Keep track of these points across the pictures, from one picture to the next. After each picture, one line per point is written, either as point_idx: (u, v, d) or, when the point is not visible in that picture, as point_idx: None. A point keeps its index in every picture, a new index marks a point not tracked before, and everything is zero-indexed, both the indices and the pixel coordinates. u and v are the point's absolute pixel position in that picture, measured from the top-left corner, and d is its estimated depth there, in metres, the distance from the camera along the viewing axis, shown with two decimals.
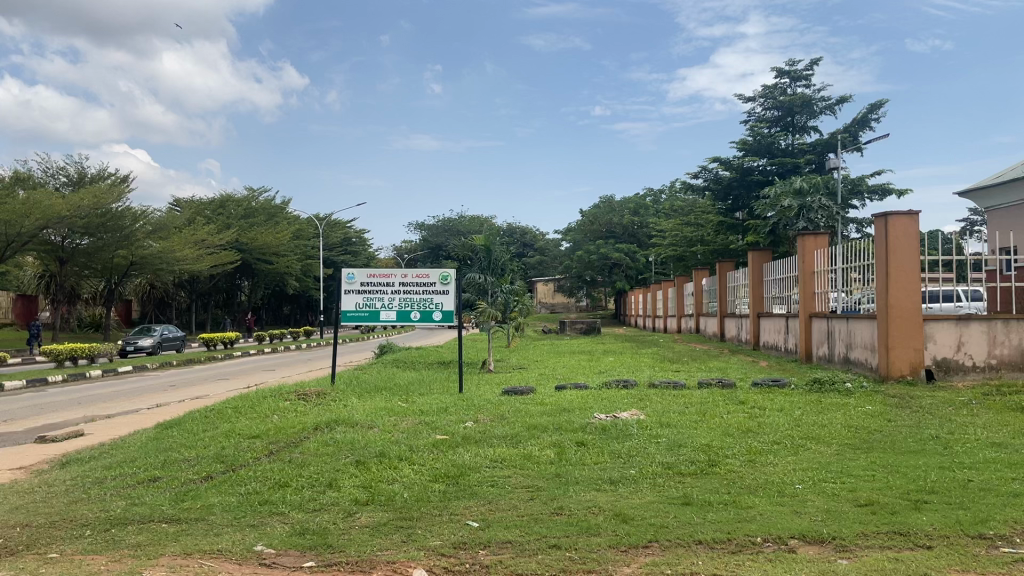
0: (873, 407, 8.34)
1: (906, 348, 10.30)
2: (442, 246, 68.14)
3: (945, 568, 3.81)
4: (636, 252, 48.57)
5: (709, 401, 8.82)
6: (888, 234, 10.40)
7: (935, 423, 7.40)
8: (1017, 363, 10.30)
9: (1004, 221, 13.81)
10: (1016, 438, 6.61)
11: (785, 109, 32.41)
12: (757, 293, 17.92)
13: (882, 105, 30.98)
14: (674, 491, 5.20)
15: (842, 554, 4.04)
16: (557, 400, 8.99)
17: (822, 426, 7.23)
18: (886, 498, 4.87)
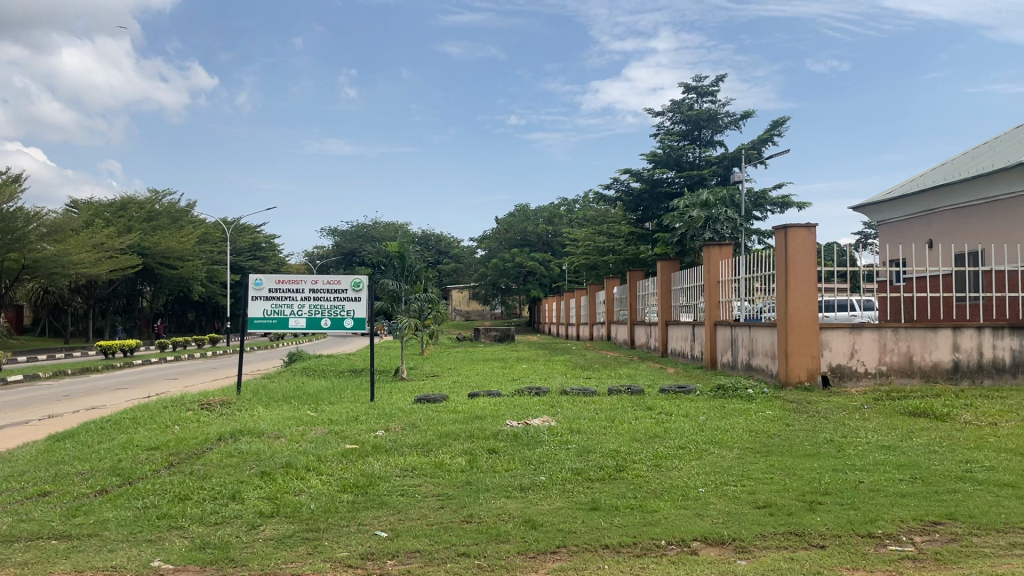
0: (772, 412, 8.65)
1: (804, 356, 10.74)
2: (355, 252, 67.31)
3: (837, 567, 3.99)
4: (550, 261, 49.09)
5: (618, 408, 8.99)
6: (788, 245, 10.83)
7: (830, 427, 7.75)
8: (906, 370, 10.84)
9: (895, 235, 14.58)
10: (905, 440, 6.98)
11: (692, 123, 33.43)
12: (666, 301, 18.39)
13: (784, 122, 32.28)
14: (583, 496, 5.27)
15: (741, 555, 4.19)
16: (470, 408, 9.00)
17: (724, 431, 7.47)
18: (783, 500, 5.06)
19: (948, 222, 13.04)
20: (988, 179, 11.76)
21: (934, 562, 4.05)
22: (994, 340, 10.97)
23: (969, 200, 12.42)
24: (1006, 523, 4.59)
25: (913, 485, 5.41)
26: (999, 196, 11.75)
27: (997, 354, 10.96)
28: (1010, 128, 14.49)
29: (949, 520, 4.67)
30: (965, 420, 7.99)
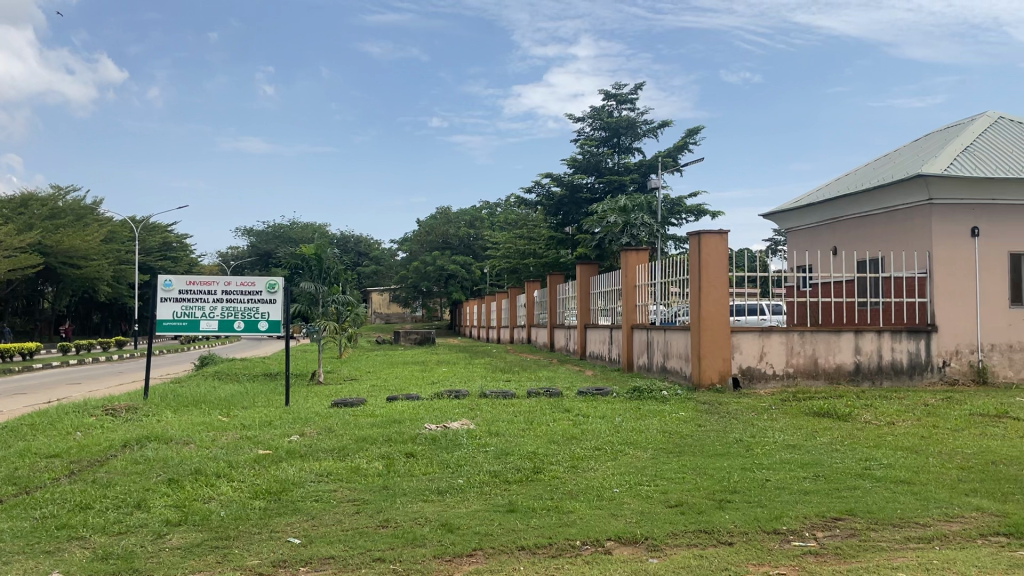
0: (685, 414, 8.86)
1: (716, 358, 11.05)
2: (271, 253, 65.85)
3: (743, 563, 4.12)
4: (471, 265, 49.15)
5: (536, 410, 9.05)
6: (701, 251, 11.11)
7: (740, 428, 7.98)
8: (812, 372, 11.27)
9: (802, 242, 15.15)
10: (809, 440, 7.26)
11: (611, 129, 34.00)
12: (585, 305, 18.64)
13: (700, 131, 33.18)
14: (500, 499, 5.29)
15: (653, 554, 4.28)
16: (388, 411, 8.92)
17: (639, 432, 7.62)
18: (693, 499, 5.20)
19: (851, 230, 13.62)
20: (888, 189, 12.32)
21: (835, 557, 4.23)
22: (893, 342, 11.52)
23: (870, 210, 13.00)
24: (901, 517, 4.83)
25: (816, 482, 5.64)
26: (897, 206, 12.34)
27: (896, 356, 11.51)
28: (908, 142, 15.24)
29: (849, 516, 4.88)
30: (866, 419, 8.37)
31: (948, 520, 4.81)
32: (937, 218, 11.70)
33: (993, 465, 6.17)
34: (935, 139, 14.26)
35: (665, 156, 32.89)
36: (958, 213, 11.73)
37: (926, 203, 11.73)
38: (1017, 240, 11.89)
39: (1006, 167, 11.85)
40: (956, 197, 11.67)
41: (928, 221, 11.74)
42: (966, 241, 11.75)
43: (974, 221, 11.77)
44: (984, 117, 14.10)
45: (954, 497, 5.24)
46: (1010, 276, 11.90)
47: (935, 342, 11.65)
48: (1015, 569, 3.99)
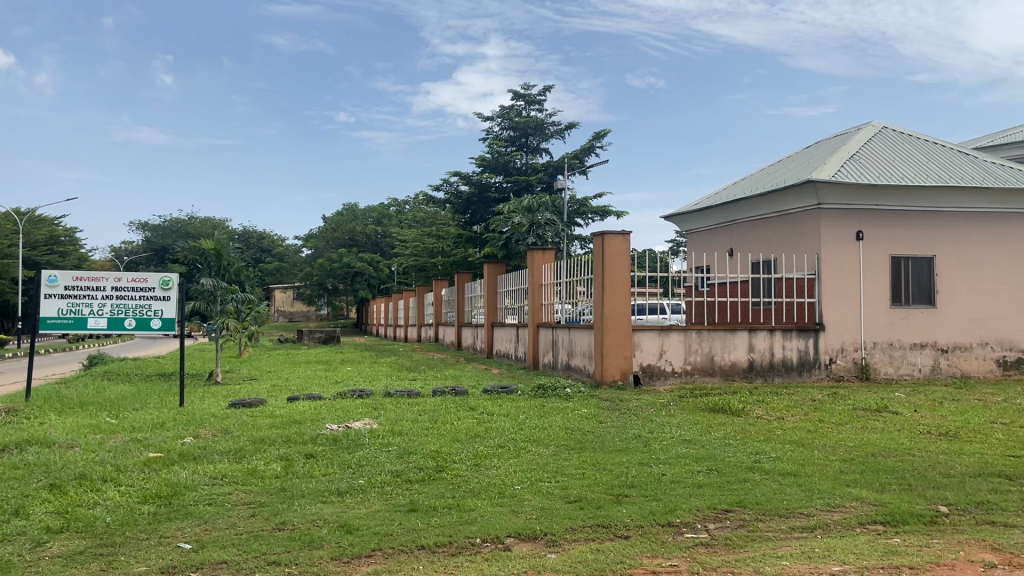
0: (588, 410, 9.03)
1: (618, 356, 11.28)
2: (169, 249, 63.43)
3: (638, 555, 4.24)
4: (378, 263, 48.61)
5: (441, 409, 9.03)
6: (606, 251, 11.31)
7: (639, 424, 8.18)
8: (708, 369, 11.65)
9: (701, 243, 15.66)
10: (705, 435, 7.51)
11: (520, 130, 34.25)
12: (492, 303, 18.68)
13: (605, 135, 33.88)
14: (400, 498, 5.27)
15: (551, 549, 4.35)
16: (289, 412, 8.74)
17: (542, 430, 7.71)
18: (592, 494, 5.30)
19: (747, 232, 14.14)
20: (780, 194, 12.86)
21: (725, 548, 4.39)
22: (784, 341, 12.02)
23: (764, 213, 13.53)
24: (787, 508, 5.05)
25: (709, 475, 5.84)
26: (789, 210, 12.90)
27: (786, 353, 12.02)
28: (799, 149, 15.93)
29: (739, 508, 5.07)
30: (757, 415, 8.73)
31: (830, 510, 5.06)
32: (825, 222, 12.28)
33: (872, 456, 6.53)
34: (825, 147, 14.95)
35: (571, 158, 33.44)
36: (844, 218, 12.35)
37: (816, 207, 12.30)
38: (897, 244, 12.61)
39: (887, 175, 12.55)
40: (843, 202, 12.28)
41: (817, 225, 12.31)
42: (851, 244, 12.39)
43: (858, 225, 12.42)
44: (869, 126, 14.89)
45: (837, 488, 5.52)
46: (891, 277, 12.59)
47: (822, 340, 12.22)
48: (890, 555, 4.23)
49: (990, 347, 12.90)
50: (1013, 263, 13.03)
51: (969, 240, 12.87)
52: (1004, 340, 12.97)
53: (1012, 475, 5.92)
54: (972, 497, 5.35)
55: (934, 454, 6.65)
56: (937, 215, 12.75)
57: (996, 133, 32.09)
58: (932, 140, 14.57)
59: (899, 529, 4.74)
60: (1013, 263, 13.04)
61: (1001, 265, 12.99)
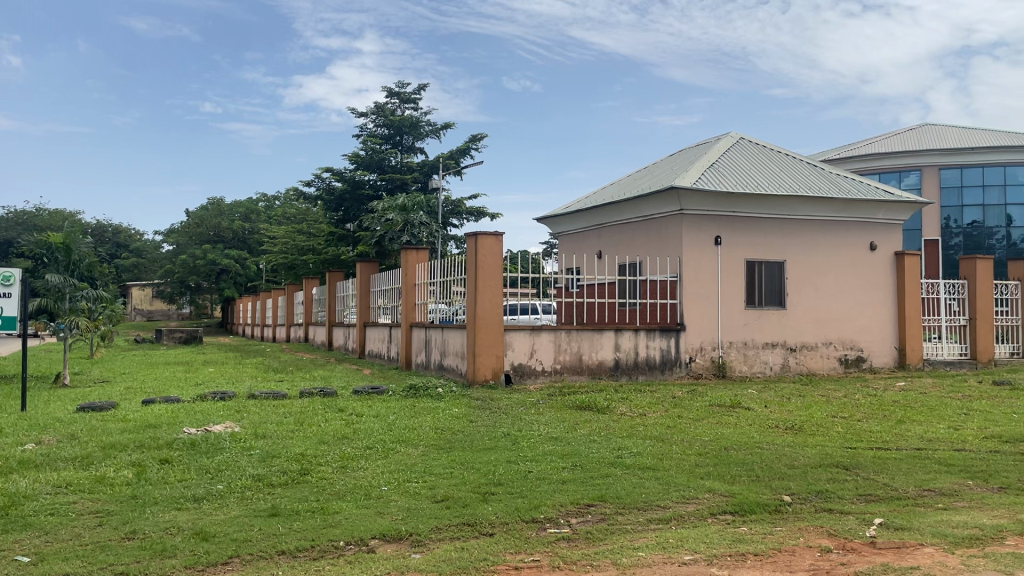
0: (458, 410, 9.07)
1: (489, 356, 11.39)
2: (11, 242, 58.84)
3: (501, 552, 4.30)
4: (246, 260, 46.95)
5: (308, 410, 8.85)
6: (479, 251, 11.38)
7: (508, 423, 8.27)
8: (577, 368, 11.94)
9: (571, 245, 16.02)
10: (571, 432, 7.67)
11: (394, 128, 34.01)
12: (365, 303, 18.40)
13: (481, 137, 34.03)
14: (261, 503, 5.12)
15: (416, 549, 4.35)
16: (143, 415, 8.30)
17: (411, 430, 7.67)
18: (459, 493, 5.33)
19: (615, 235, 14.59)
20: (646, 199, 13.35)
21: (585, 541, 4.52)
22: (648, 341, 12.48)
23: (631, 217, 14.00)
24: (645, 501, 5.26)
25: (573, 471, 6.00)
26: (654, 215, 13.40)
27: (650, 353, 12.49)
28: (664, 156, 16.56)
29: (600, 502, 5.23)
30: (621, 412, 9.03)
31: (685, 502, 5.30)
32: (687, 227, 12.86)
33: (725, 450, 6.88)
34: (687, 155, 15.64)
35: (446, 158, 33.40)
36: (703, 224, 12.97)
37: (678, 213, 12.85)
38: (752, 249, 13.35)
39: (744, 184, 13.27)
40: (703, 208, 12.89)
41: (680, 229, 12.87)
42: (710, 249, 13.03)
43: (717, 231, 13.08)
44: (728, 136, 15.68)
45: (691, 481, 5.79)
46: (746, 280, 13.31)
47: (683, 339, 12.78)
48: (737, 544, 4.49)
49: (834, 346, 13.86)
50: (854, 269, 14.04)
51: (816, 247, 13.79)
52: (846, 340, 13.96)
53: (849, 465, 6.39)
54: (812, 486, 5.74)
55: (781, 447, 7.09)
56: (788, 223, 13.58)
57: (842, 146, 34.49)
58: (783, 151, 15.49)
59: (747, 518, 5.03)
60: (855, 268, 14.05)
61: (844, 270, 13.98)
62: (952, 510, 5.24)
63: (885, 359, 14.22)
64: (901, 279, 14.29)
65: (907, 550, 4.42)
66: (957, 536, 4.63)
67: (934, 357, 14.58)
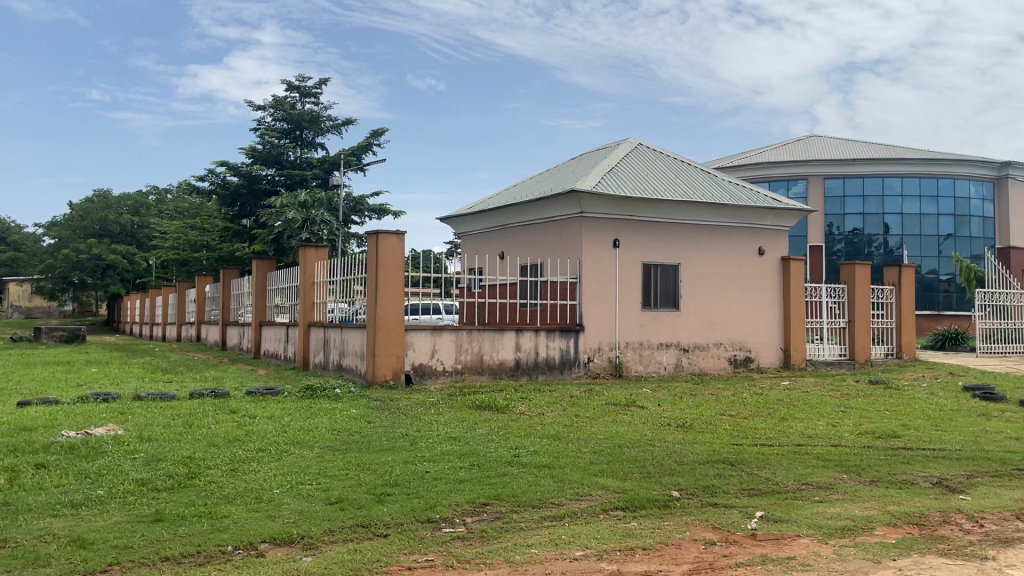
0: (356, 410, 8.96)
1: (389, 356, 11.28)
2: None
3: (394, 552, 4.29)
4: (134, 255, 44.87)
5: (199, 412, 8.55)
6: (379, 250, 11.27)
7: (407, 423, 8.23)
8: (478, 368, 11.98)
9: (474, 245, 16.05)
10: (469, 432, 7.70)
11: (294, 122, 33.23)
12: (261, 301, 17.91)
13: (383, 133, 33.68)
14: (145, 508, 4.93)
15: (307, 552, 4.29)
16: (17, 418, 7.84)
17: (307, 431, 7.53)
18: (354, 494, 5.28)
19: (517, 236, 14.72)
20: (547, 201, 13.53)
21: (479, 540, 4.54)
22: (548, 341, 12.66)
23: (533, 219, 14.15)
24: (540, 499, 5.33)
25: (470, 471, 6.02)
26: (555, 217, 13.60)
27: (550, 353, 12.66)
28: (566, 159, 16.80)
29: (495, 501, 5.28)
30: (520, 411, 9.12)
31: (578, 499, 5.41)
32: (587, 229, 13.10)
33: (619, 448, 7.06)
34: (587, 159, 15.94)
35: (347, 154, 32.88)
36: (602, 227, 13.24)
37: (579, 216, 13.08)
38: (649, 253, 13.71)
39: (642, 189, 13.62)
40: (603, 212, 13.16)
41: (580, 231, 13.10)
42: (609, 251, 13.31)
43: (615, 234, 13.38)
44: (627, 142, 16.06)
45: (585, 478, 5.92)
46: (643, 282, 13.66)
47: (582, 340, 13.01)
48: (626, 538, 4.61)
49: (724, 347, 14.39)
50: (744, 272, 14.62)
51: (709, 251, 14.29)
52: (735, 341, 14.51)
53: (734, 461, 6.66)
54: (700, 481, 5.96)
55: (671, 444, 7.33)
56: (682, 227, 14.02)
57: (735, 154, 35.85)
58: (680, 158, 15.97)
59: (637, 514, 5.18)
60: (744, 272, 14.62)
61: (734, 274, 14.53)
62: (827, 502, 5.54)
63: (772, 359, 14.86)
64: (786, 282, 14.97)
65: (785, 541, 4.65)
66: (831, 527, 4.89)
67: (817, 358, 15.35)
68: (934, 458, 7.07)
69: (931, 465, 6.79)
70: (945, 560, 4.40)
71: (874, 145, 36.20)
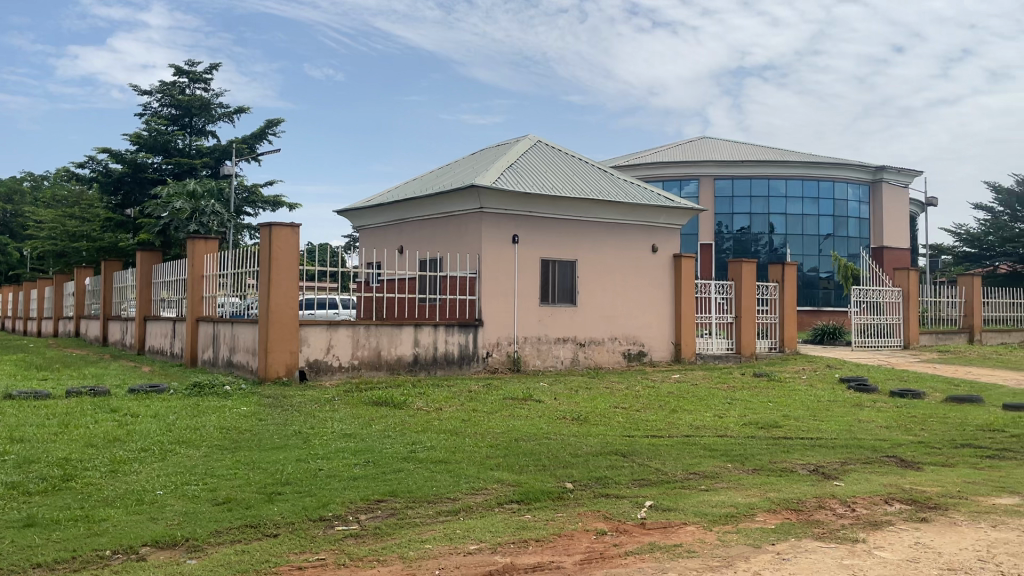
0: (246, 408, 8.67)
1: (282, 352, 11.01)
2: None
3: (284, 552, 4.19)
4: (7, 246, 42.14)
5: (76, 411, 8.10)
6: (273, 243, 10.99)
7: (300, 420, 8.06)
8: (374, 363, 11.83)
9: (371, 239, 15.81)
10: (364, 428, 7.59)
11: (183, 109, 31.96)
12: (145, 295, 17.12)
13: (279, 122, 32.81)
14: (15, 513, 4.65)
15: (192, 554, 4.14)
16: None
17: (193, 430, 7.25)
18: (243, 494, 5.13)
19: (416, 231, 14.62)
20: (446, 196, 13.50)
21: (372, 537, 4.50)
22: (446, 336, 12.64)
23: (432, 214, 14.10)
24: (436, 494, 5.32)
25: (365, 468, 5.94)
26: (454, 213, 13.58)
27: (448, 348, 12.65)
28: (466, 155, 16.79)
29: (390, 497, 5.23)
30: (417, 407, 9.07)
31: (474, 493, 5.43)
32: (486, 225, 13.15)
33: (515, 442, 7.12)
34: (486, 155, 15.98)
35: (240, 142, 31.85)
36: (501, 222, 13.31)
37: (478, 211, 13.11)
38: (547, 248, 13.87)
39: (541, 185, 13.77)
40: (502, 208, 13.23)
41: (479, 226, 13.14)
42: (508, 247, 13.40)
43: (514, 229, 13.47)
44: (526, 138, 16.19)
45: (481, 472, 5.94)
46: (541, 278, 13.81)
47: (481, 335, 13.05)
48: (520, 531, 4.66)
49: (618, 341, 14.72)
50: (638, 269, 14.98)
51: (605, 248, 14.58)
52: (629, 335, 14.86)
53: (626, 452, 6.83)
54: (593, 473, 6.07)
55: (566, 437, 7.45)
56: (580, 224, 14.24)
57: (631, 154, 36.68)
58: (577, 156, 16.21)
59: (531, 506, 5.24)
60: (639, 268, 15.00)
61: (629, 270, 14.87)
62: (712, 490, 5.76)
63: (663, 353, 15.31)
64: (678, 279, 15.44)
65: (672, 529, 4.81)
66: (715, 515, 5.08)
67: (705, 352, 15.92)
68: (812, 446, 7.45)
69: (808, 453, 7.16)
70: (820, 543, 4.65)
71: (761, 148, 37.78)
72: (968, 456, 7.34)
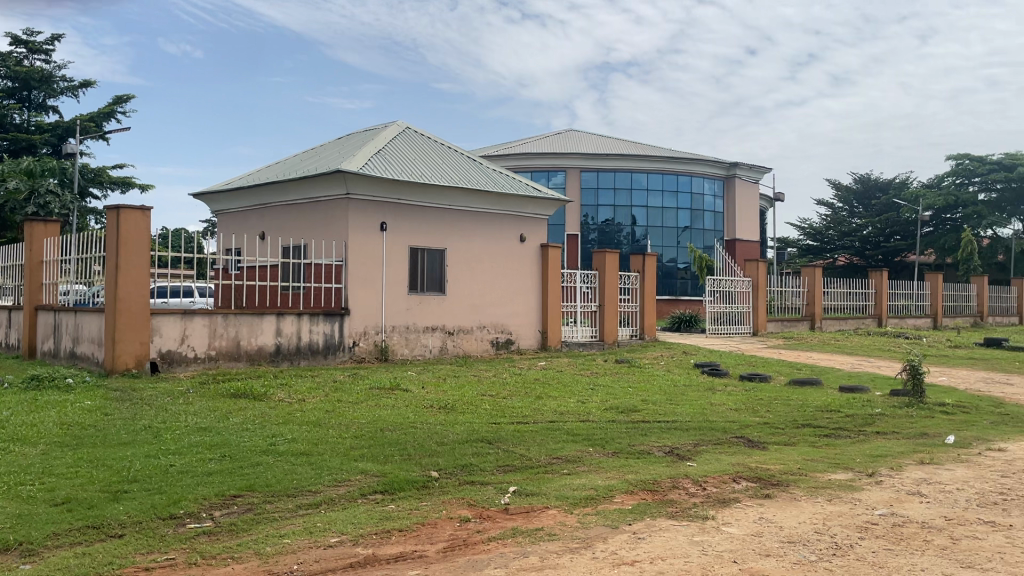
0: (90, 402, 8.13)
1: (131, 342, 10.40)
2: None
3: (130, 553, 3.97)
4: None
5: None
6: (121, 227, 10.34)
7: (150, 414, 7.64)
8: (233, 354, 11.37)
9: (231, 224, 15.16)
10: (221, 421, 7.30)
11: (21, 81, 29.56)
12: None
13: (129, 99, 30.90)
14: None
15: (25, 560, 3.85)
16: None
17: (30, 427, 6.73)
18: (84, 493, 4.81)
19: (280, 217, 14.15)
20: (312, 181, 13.14)
21: (227, 534, 4.33)
22: (310, 325, 12.32)
23: (297, 199, 13.68)
24: (296, 487, 5.18)
25: (221, 463, 5.70)
26: (320, 198, 13.24)
27: (312, 337, 12.34)
28: (333, 139, 16.38)
29: (247, 492, 5.05)
30: (278, 398, 8.80)
31: (337, 485, 5.32)
32: (353, 211, 12.90)
33: (380, 431, 7.04)
34: (353, 141, 15.64)
35: (86, 119, 29.82)
36: (369, 209, 13.10)
37: (345, 197, 12.85)
38: (416, 237, 13.76)
39: (409, 173, 13.64)
40: (369, 194, 13.01)
41: (346, 213, 12.88)
42: (375, 234, 13.20)
43: (381, 217, 13.28)
44: (394, 125, 15.97)
45: (345, 464, 5.83)
46: (409, 266, 13.69)
47: (346, 324, 12.81)
48: (383, 522, 4.60)
49: (486, 330, 14.82)
50: (506, 258, 15.13)
51: (474, 237, 14.63)
52: (497, 324, 15.00)
53: (491, 439, 6.88)
54: (458, 461, 6.09)
55: (432, 425, 7.43)
56: (448, 213, 14.22)
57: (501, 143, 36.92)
58: (446, 144, 16.15)
59: (395, 496, 5.20)
60: (507, 258, 15.14)
61: (497, 259, 14.99)
62: (574, 474, 5.91)
63: (530, 341, 15.54)
64: (545, 269, 15.71)
65: (534, 514, 4.89)
66: (576, 498, 5.20)
67: (571, 340, 16.29)
68: (668, 429, 7.78)
69: (664, 436, 7.45)
70: (673, 521, 4.85)
71: (625, 142, 38.93)
72: (808, 435, 7.87)
